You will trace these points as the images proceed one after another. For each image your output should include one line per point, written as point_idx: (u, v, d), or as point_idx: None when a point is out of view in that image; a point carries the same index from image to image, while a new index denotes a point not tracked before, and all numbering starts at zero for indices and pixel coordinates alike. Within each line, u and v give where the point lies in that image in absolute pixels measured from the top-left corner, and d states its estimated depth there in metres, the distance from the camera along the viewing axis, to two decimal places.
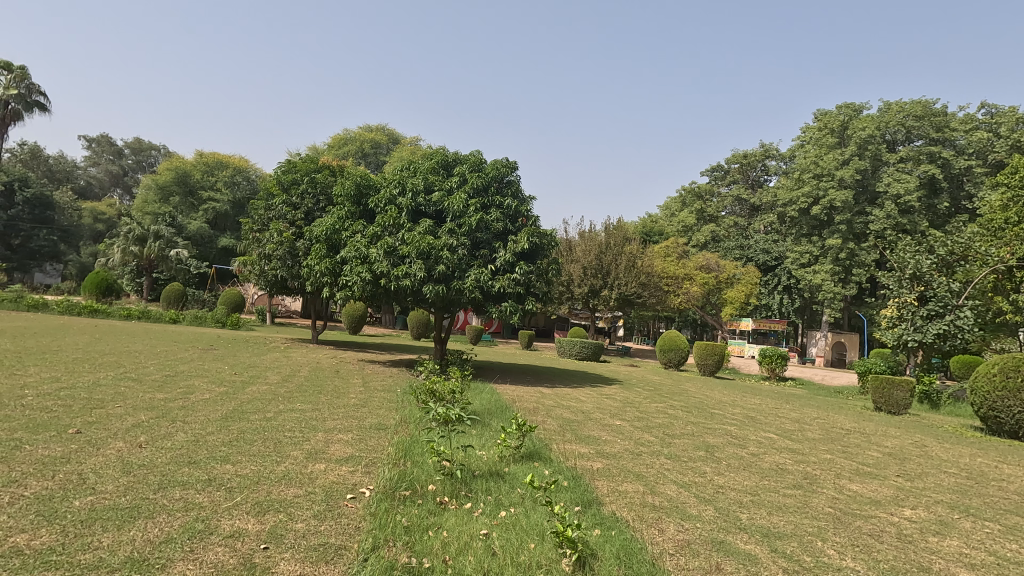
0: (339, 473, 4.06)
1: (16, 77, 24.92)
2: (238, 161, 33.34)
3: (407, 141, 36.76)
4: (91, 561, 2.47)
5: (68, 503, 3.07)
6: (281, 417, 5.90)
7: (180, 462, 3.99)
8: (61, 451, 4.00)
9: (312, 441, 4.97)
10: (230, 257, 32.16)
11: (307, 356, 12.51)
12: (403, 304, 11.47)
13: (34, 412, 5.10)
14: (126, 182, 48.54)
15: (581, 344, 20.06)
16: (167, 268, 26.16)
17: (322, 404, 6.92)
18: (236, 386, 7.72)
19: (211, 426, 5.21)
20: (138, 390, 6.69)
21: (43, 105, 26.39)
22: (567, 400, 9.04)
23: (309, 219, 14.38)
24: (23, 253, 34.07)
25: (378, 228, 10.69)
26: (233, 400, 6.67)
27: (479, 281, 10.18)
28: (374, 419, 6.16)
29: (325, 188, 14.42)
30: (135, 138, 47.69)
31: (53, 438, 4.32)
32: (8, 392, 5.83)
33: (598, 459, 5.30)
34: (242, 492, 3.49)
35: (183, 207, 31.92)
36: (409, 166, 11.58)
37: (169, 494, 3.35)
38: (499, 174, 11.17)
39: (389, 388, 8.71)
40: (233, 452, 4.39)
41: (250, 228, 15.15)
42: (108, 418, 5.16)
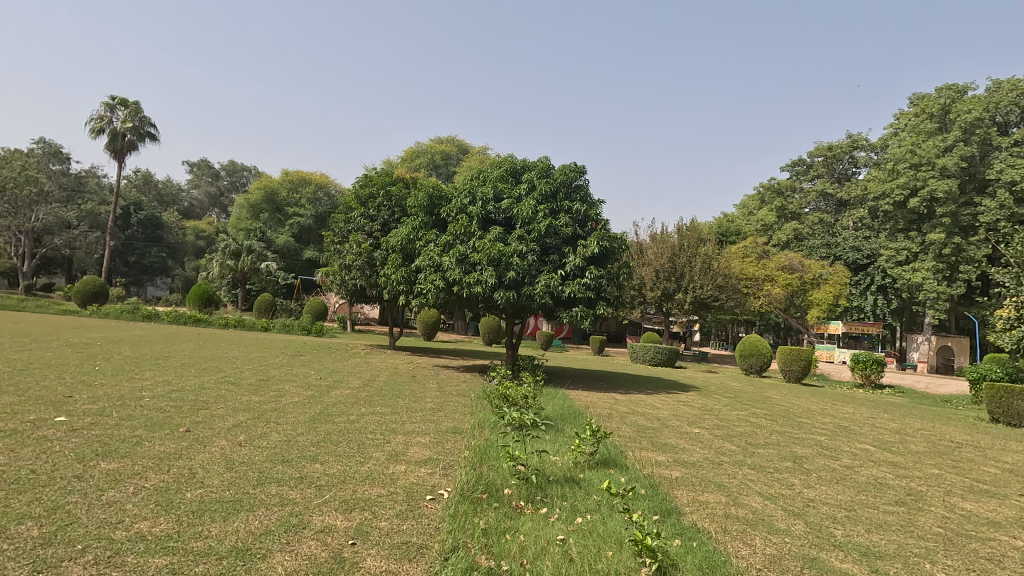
0: (419, 475, 4.20)
1: (131, 110, 28.01)
2: (320, 178, 35.50)
3: (477, 150, 37.55)
4: (202, 548, 2.71)
5: (181, 495, 3.39)
6: (363, 420, 6.19)
7: (275, 460, 4.29)
8: (174, 447, 4.42)
9: (393, 443, 5.18)
10: (314, 268, 34.14)
11: (385, 362, 13.03)
12: (475, 310, 11.69)
13: (150, 411, 5.68)
14: (223, 202, 52.98)
15: (655, 349, 19.56)
16: (259, 280, 28.16)
17: (401, 408, 7.18)
18: (322, 390, 8.18)
19: (301, 427, 5.57)
20: (236, 393, 7.25)
21: (154, 136, 29.10)
22: (642, 406, 8.83)
23: (385, 230, 15.00)
24: (137, 269, 38.57)
25: (450, 237, 10.99)
26: (320, 403, 7.09)
27: (549, 286, 10.23)
28: (449, 423, 6.31)
29: (399, 200, 15.02)
30: (230, 160, 52.14)
31: (167, 436, 4.77)
32: (127, 394, 6.49)
33: (677, 468, 5.13)
34: (331, 490, 3.70)
35: (272, 223, 34.30)
36: (479, 175, 11.83)
37: (266, 489, 3.61)
38: (567, 177, 11.15)
39: (463, 393, 8.91)
40: (321, 452, 4.66)
41: (331, 240, 16.00)
42: (211, 418, 5.64)
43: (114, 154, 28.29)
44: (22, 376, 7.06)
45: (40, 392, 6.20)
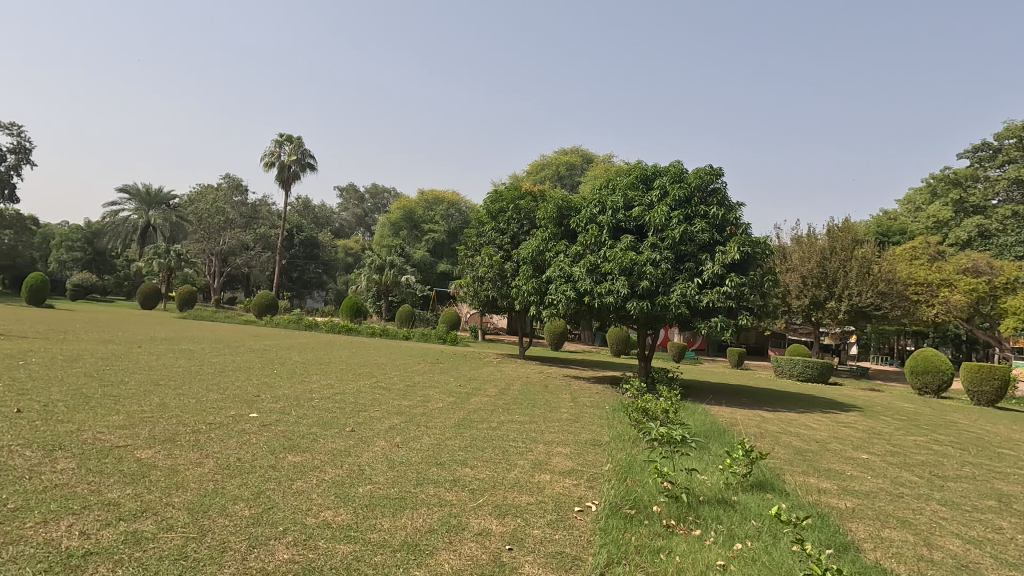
0: (564, 486, 4.22)
1: (295, 146, 32.00)
2: (452, 196, 37.65)
3: (601, 159, 37.31)
4: (378, 539, 2.97)
5: (355, 489, 3.75)
6: (504, 427, 6.41)
7: (430, 462, 4.58)
8: (344, 445, 4.92)
9: (535, 451, 5.27)
10: (447, 281, 36.15)
11: (518, 371, 13.33)
12: (607, 320, 11.54)
13: (322, 411, 6.38)
14: (367, 222, 58.42)
15: (804, 364, 17.80)
16: (399, 292, 30.45)
17: (538, 417, 7.29)
18: (462, 397, 8.61)
19: (448, 431, 5.90)
20: (388, 397, 7.87)
21: (313, 166, 32.91)
22: (795, 426, 8.06)
23: (515, 243, 15.43)
24: (299, 284, 44.35)
25: (581, 247, 11.00)
26: (462, 409, 7.45)
27: (685, 296, 9.80)
28: (588, 435, 6.26)
29: (528, 213, 15.38)
30: (373, 184, 57.47)
31: (337, 434, 5.33)
32: (301, 395, 7.36)
33: (847, 497, 4.59)
34: (484, 494, 3.85)
35: (410, 239, 37.00)
36: (609, 184, 11.72)
37: (425, 490, 3.87)
38: (702, 180, 10.62)
39: (597, 405, 8.81)
40: (469, 457, 4.88)
41: (465, 254, 16.82)
42: (371, 419, 6.19)
43: (282, 184, 32.50)
44: (221, 376, 8.32)
45: (236, 390, 7.26)
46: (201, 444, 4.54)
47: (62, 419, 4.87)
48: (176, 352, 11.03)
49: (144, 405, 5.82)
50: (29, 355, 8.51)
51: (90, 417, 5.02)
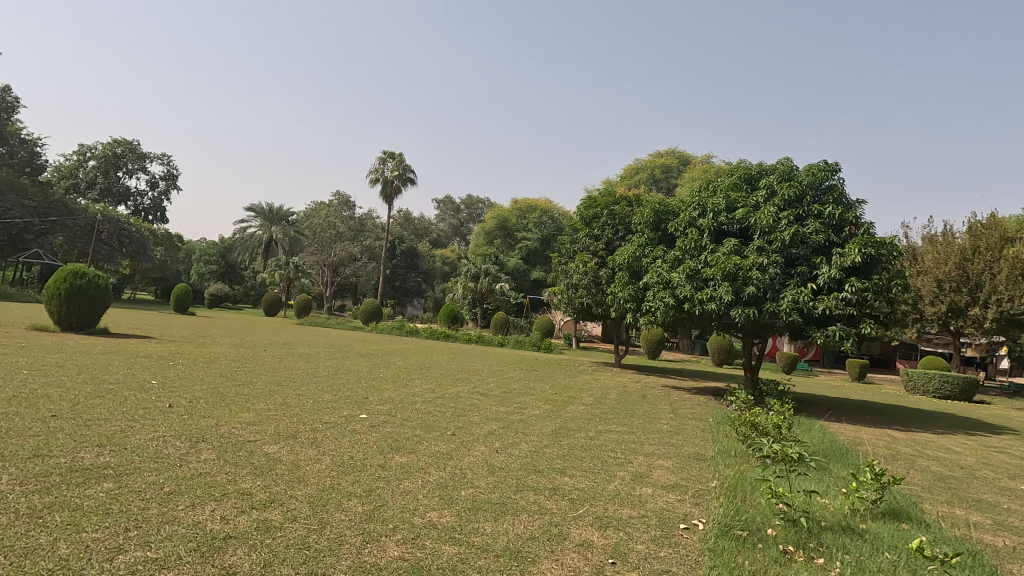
0: (668, 501, 4.05)
1: (396, 161, 33.90)
2: (544, 204, 37.92)
3: (699, 159, 35.80)
4: (482, 543, 3.03)
5: (458, 492, 3.85)
6: (602, 437, 6.29)
7: (529, 469, 4.60)
8: (446, 448, 5.08)
9: (636, 463, 5.12)
10: (541, 288, 36.32)
11: (614, 380, 13.05)
12: (709, 328, 10.98)
13: (424, 414, 6.65)
14: (463, 232, 60.39)
15: (942, 378, 15.80)
16: (494, 300, 31.05)
17: (637, 428, 7.08)
18: (558, 404, 8.56)
19: (545, 439, 5.90)
20: (486, 403, 8.02)
21: (413, 179, 34.55)
22: (934, 449, 7.14)
23: (609, 249, 15.19)
24: (401, 292, 46.69)
25: (680, 252, 10.59)
26: (559, 417, 7.42)
27: (797, 302, 9.07)
28: (691, 448, 5.97)
29: (623, 218, 15.09)
30: (468, 195, 59.46)
31: (439, 437, 5.52)
32: (405, 398, 7.72)
33: (1004, 534, 3.99)
34: (584, 505, 3.80)
35: (504, 248, 37.67)
36: (709, 186, 11.21)
37: (526, 497, 3.88)
38: (815, 178, 9.83)
39: (700, 417, 8.39)
40: (568, 466, 4.83)
41: (559, 261, 16.82)
42: (470, 424, 6.35)
43: (385, 199, 34.57)
44: (334, 379, 8.95)
45: (347, 392, 7.76)
46: (318, 441, 4.90)
47: (204, 414, 5.48)
48: (295, 355, 12.03)
49: (269, 403, 6.39)
50: (177, 357, 9.68)
51: (226, 414, 5.60)
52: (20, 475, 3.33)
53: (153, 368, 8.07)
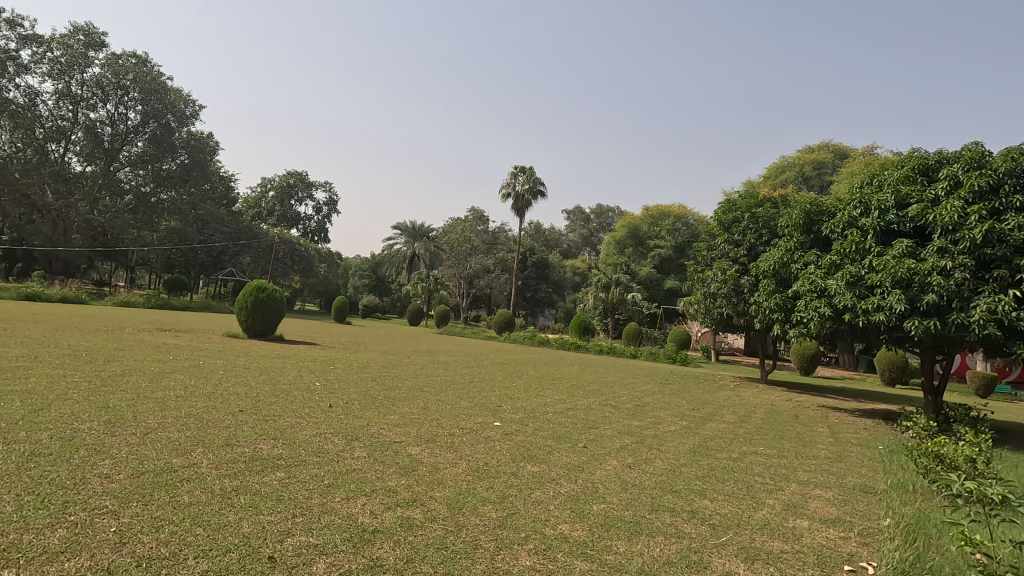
0: (828, 537, 3.60)
1: (527, 175, 34.76)
2: (678, 210, 36.53)
3: (859, 152, 31.91)
4: (615, 562, 2.94)
5: (590, 506, 3.79)
6: (747, 459, 5.79)
7: (665, 488, 4.38)
8: (577, 460, 5.03)
9: (787, 491, 4.63)
10: (676, 298, 34.75)
11: (760, 397, 12.00)
12: (876, 342, 9.64)
13: (556, 425, 6.66)
14: (593, 241, 60.08)
15: None
16: (626, 310, 30.25)
17: (788, 451, 6.41)
18: (696, 421, 8.06)
19: (683, 457, 5.59)
20: (618, 416, 7.83)
21: (543, 192, 35.23)
22: None
23: (752, 255, 14.08)
24: (533, 303, 47.62)
25: (837, 256, 9.48)
26: (697, 435, 6.98)
27: (995, 312, 7.60)
28: (857, 480, 5.25)
29: (767, 221, 13.93)
30: (597, 205, 59.34)
31: (570, 449, 5.49)
32: (536, 408, 7.81)
33: None
34: (727, 532, 3.52)
35: (635, 257, 36.73)
36: (873, 180, 9.92)
37: (661, 517, 3.70)
38: (1016, 163, 8.22)
39: (866, 444, 7.36)
40: (708, 488, 4.51)
41: (695, 269, 15.96)
42: (602, 437, 6.23)
43: (517, 212, 35.59)
44: (469, 386, 9.36)
45: (482, 400, 8.06)
46: (455, 446, 5.14)
47: (358, 415, 6.04)
48: (435, 362, 12.81)
49: (413, 408, 6.85)
50: (336, 362, 10.80)
51: (375, 415, 6.12)
52: (215, 460, 3.93)
53: (316, 372, 9.10)
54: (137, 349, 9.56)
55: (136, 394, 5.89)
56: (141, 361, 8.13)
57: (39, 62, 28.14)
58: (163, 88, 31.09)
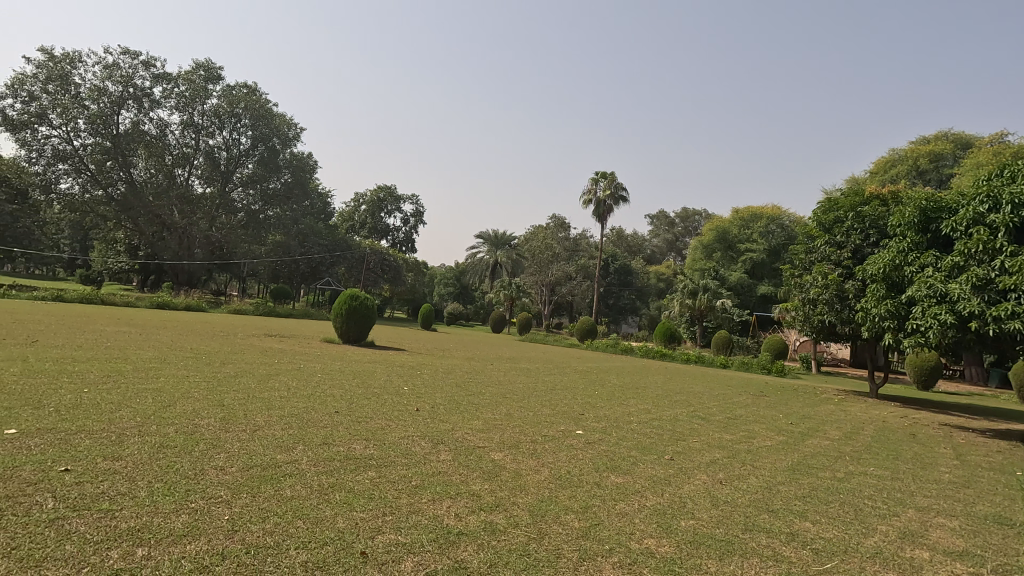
0: (955, 572, 3.20)
1: (609, 181, 34.32)
2: (771, 212, 34.72)
3: (986, 140, 28.55)
4: None
5: (678, 521, 3.64)
6: (855, 480, 5.30)
7: (760, 507, 4.11)
8: (664, 473, 4.86)
9: (904, 518, 4.18)
10: (770, 305, 32.78)
11: (870, 412, 10.98)
12: (1012, 355, 8.51)
13: (641, 435, 6.47)
14: (679, 246, 58.16)
15: None
16: (715, 318, 28.80)
17: (904, 474, 5.80)
18: (795, 437, 7.52)
19: (781, 475, 5.22)
20: (708, 428, 7.47)
21: (625, 198, 34.63)
22: None
23: (858, 257, 12.95)
24: (615, 310, 46.79)
25: (961, 257, 8.48)
26: (797, 451, 6.50)
27: None
28: (989, 510, 4.64)
29: (875, 220, 12.76)
30: (683, 208, 57.58)
31: (656, 461, 5.31)
32: (620, 418, 7.64)
33: None
34: (832, 559, 3.24)
35: (724, 261, 35.07)
36: (1003, 171, 8.80)
37: (757, 538, 3.47)
38: None
39: (1000, 469, 6.50)
40: (810, 509, 4.18)
41: (792, 274, 14.94)
42: (691, 450, 5.97)
43: (598, 218, 35.20)
44: (552, 394, 9.33)
45: (564, 407, 8.01)
46: (538, 453, 5.13)
47: (444, 419, 6.21)
48: (517, 369, 12.91)
49: (497, 414, 6.94)
50: (423, 368, 11.18)
51: (459, 420, 6.26)
52: (313, 458, 4.20)
53: (404, 377, 9.47)
54: (247, 353, 10.43)
55: (246, 394, 6.44)
56: (250, 365, 8.86)
57: (168, 97, 31.74)
58: (270, 114, 33.93)
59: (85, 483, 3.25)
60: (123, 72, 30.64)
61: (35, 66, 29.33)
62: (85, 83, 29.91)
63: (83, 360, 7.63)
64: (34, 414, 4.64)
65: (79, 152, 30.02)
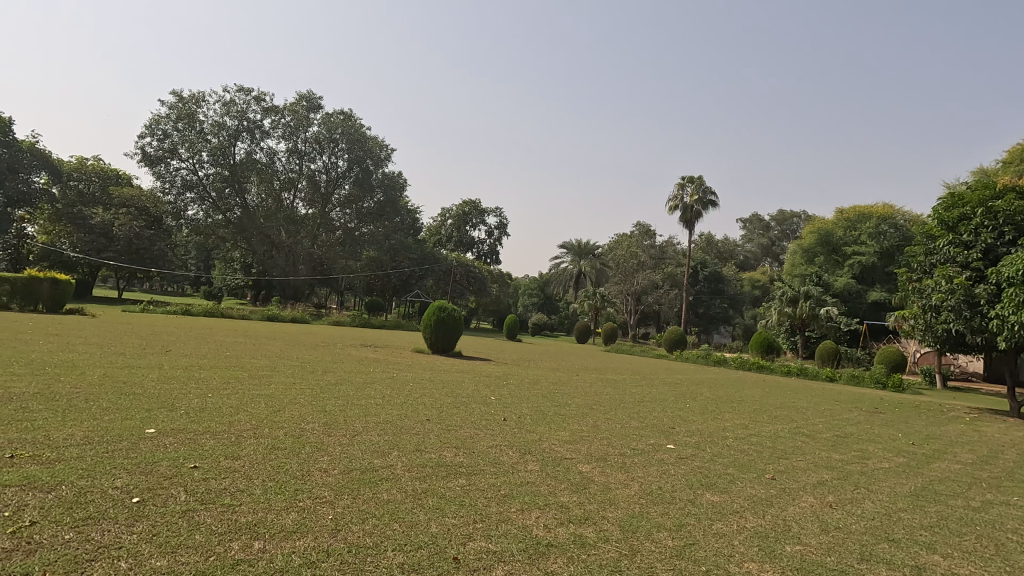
0: None
1: (696, 185, 33.10)
2: (882, 211, 31.85)
3: None
4: None
5: (782, 545, 3.41)
6: (995, 510, 4.67)
7: (878, 535, 3.74)
8: (765, 493, 4.56)
9: None
10: (883, 312, 29.92)
11: (1011, 434, 9.66)
12: None
13: (737, 452, 6.12)
14: (775, 251, 54.78)
15: None
16: (819, 327, 26.55)
17: None
18: (918, 458, 6.77)
19: (902, 501, 4.72)
20: (813, 446, 6.92)
21: (714, 202, 33.22)
22: None
23: (990, 258, 11.51)
24: (706, 319, 44.76)
25: None
26: (920, 475, 5.86)
27: None
28: None
29: (1010, 216, 11.28)
30: (779, 210, 54.51)
31: (755, 479, 5.00)
32: (714, 433, 7.27)
33: None
34: None
35: (828, 266, 32.50)
36: None
37: (874, 569, 3.16)
38: None
39: None
40: (939, 541, 3.74)
41: (908, 278, 13.54)
42: (794, 469, 5.56)
43: (685, 224, 33.98)
44: (641, 406, 9.07)
45: (654, 420, 7.77)
46: (627, 467, 5.01)
47: (531, 429, 6.24)
48: (604, 380, 12.68)
49: (584, 425, 6.86)
50: (509, 378, 11.29)
51: (546, 430, 6.26)
52: (408, 463, 4.38)
53: (491, 387, 9.62)
54: (345, 362, 11.07)
55: (346, 401, 6.85)
56: (349, 373, 9.41)
57: (276, 127, 34.75)
58: (364, 137, 36.10)
59: (210, 479, 3.61)
60: (238, 107, 33.96)
61: (168, 108, 33.28)
62: (207, 119, 33.48)
63: (207, 368, 8.47)
64: (168, 415, 5.22)
65: (203, 180, 33.56)
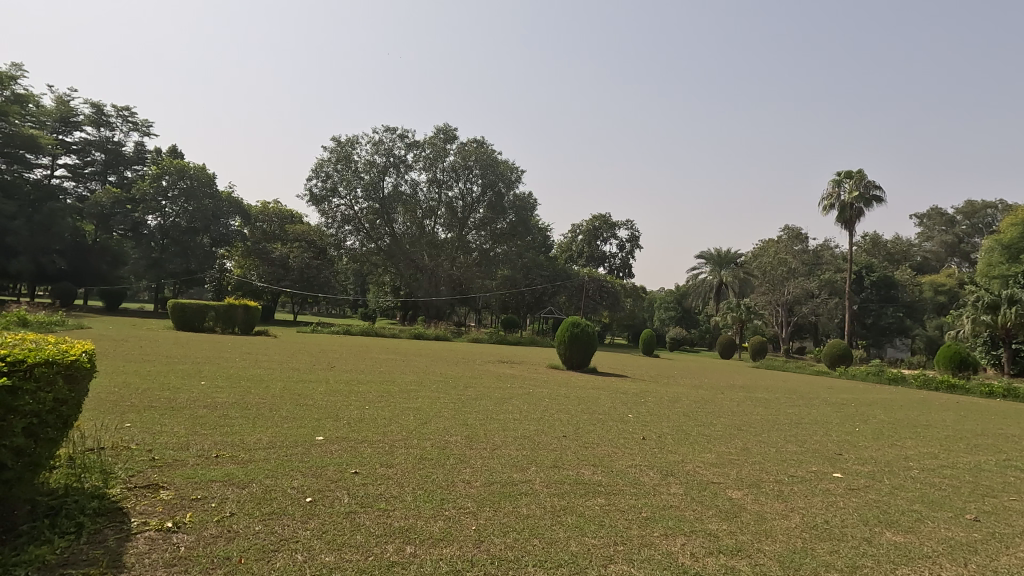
0: None
1: (855, 180, 29.46)
2: None
3: None
4: None
5: None
6: None
7: None
8: (965, 537, 3.82)
9: None
10: None
11: None
12: None
13: (924, 486, 5.21)
14: (964, 249, 46.70)
15: None
16: None
17: None
18: None
19: None
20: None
21: (879, 197, 29.24)
22: None
23: None
24: (876, 330, 39.34)
25: None
26: None
27: None
28: None
29: None
30: (967, 201, 46.49)
31: (952, 519, 4.22)
32: (892, 461, 6.28)
33: None
34: None
35: None
36: None
37: None
38: None
39: None
40: None
41: None
42: (1007, 511, 4.58)
43: (844, 224, 30.35)
44: (798, 428, 8.20)
45: (816, 445, 6.95)
46: (785, 495, 4.53)
47: (673, 450, 5.93)
48: (753, 399, 11.65)
49: (731, 447, 6.37)
50: (648, 395, 10.91)
51: (690, 452, 5.91)
52: (546, 479, 4.40)
53: (627, 404, 9.35)
54: (484, 377, 11.51)
55: (486, 415, 7.11)
56: (487, 388, 9.79)
57: (418, 160, 37.70)
58: (496, 162, 37.64)
59: (368, 485, 3.95)
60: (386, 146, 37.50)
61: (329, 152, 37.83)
62: (360, 159, 37.40)
63: (364, 382, 9.37)
64: (334, 424, 5.85)
65: (358, 214, 37.51)
